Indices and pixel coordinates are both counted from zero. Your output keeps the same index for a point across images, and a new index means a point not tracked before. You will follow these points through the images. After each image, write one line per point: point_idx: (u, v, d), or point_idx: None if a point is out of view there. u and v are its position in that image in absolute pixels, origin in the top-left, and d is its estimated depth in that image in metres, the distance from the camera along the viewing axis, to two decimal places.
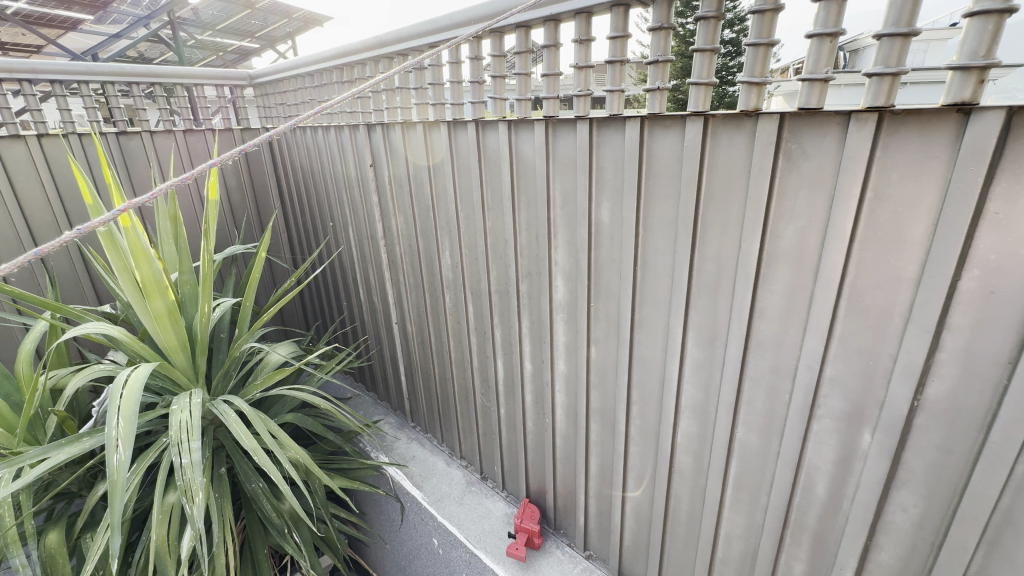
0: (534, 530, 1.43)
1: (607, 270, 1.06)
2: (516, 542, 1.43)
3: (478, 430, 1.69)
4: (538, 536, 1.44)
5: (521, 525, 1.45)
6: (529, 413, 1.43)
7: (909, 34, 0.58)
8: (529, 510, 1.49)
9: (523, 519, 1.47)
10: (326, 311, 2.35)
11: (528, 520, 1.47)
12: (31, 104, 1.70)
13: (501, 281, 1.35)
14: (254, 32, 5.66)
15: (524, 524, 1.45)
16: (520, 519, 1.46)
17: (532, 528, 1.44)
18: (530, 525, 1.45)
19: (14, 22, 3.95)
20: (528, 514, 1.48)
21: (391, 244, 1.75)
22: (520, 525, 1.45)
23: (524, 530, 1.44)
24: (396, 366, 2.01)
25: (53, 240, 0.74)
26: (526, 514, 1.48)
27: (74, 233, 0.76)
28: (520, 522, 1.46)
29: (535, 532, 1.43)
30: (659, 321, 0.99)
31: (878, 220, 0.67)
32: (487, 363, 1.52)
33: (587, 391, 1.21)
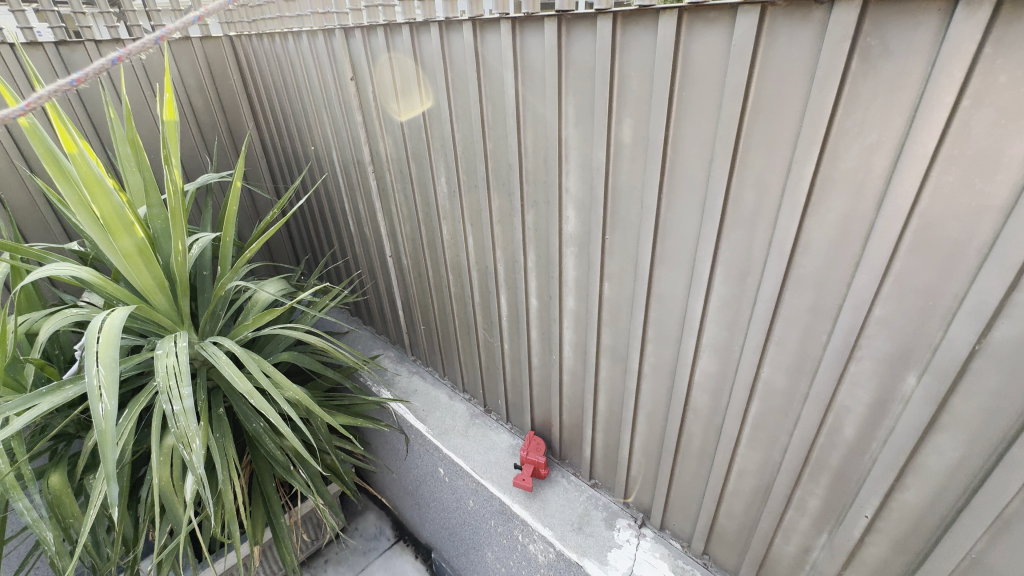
0: (540, 462, 1.44)
1: (626, 198, 0.94)
2: (523, 473, 1.44)
3: (481, 365, 1.65)
4: (544, 466, 1.45)
5: (526, 457, 1.45)
6: (534, 349, 1.38)
7: None
8: (534, 442, 1.49)
9: (528, 451, 1.47)
10: (315, 243, 2.22)
11: (534, 452, 1.47)
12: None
13: (504, 212, 1.24)
14: None
15: (529, 456, 1.46)
16: (525, 451, 1.46)
17: (538, 460, 1.44)
18: (535, 457, 1.45)
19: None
20: (533, 446, 1.48)
21: (380, 170, 1.60)
22: (526, 457, 1.46)
23: (530, 461, 1.45)
24: (393, 301, 1.93)
25: None
26: (531, 446, 1.48)
27: None
28: (525, 454, 1.47)
29: (541, 463, 1.44)
30: (684, 255, 0.89)
31: (970, 135, 0.55)
32: (489, 299, 1.44)
33: (598, 328, 1.14)
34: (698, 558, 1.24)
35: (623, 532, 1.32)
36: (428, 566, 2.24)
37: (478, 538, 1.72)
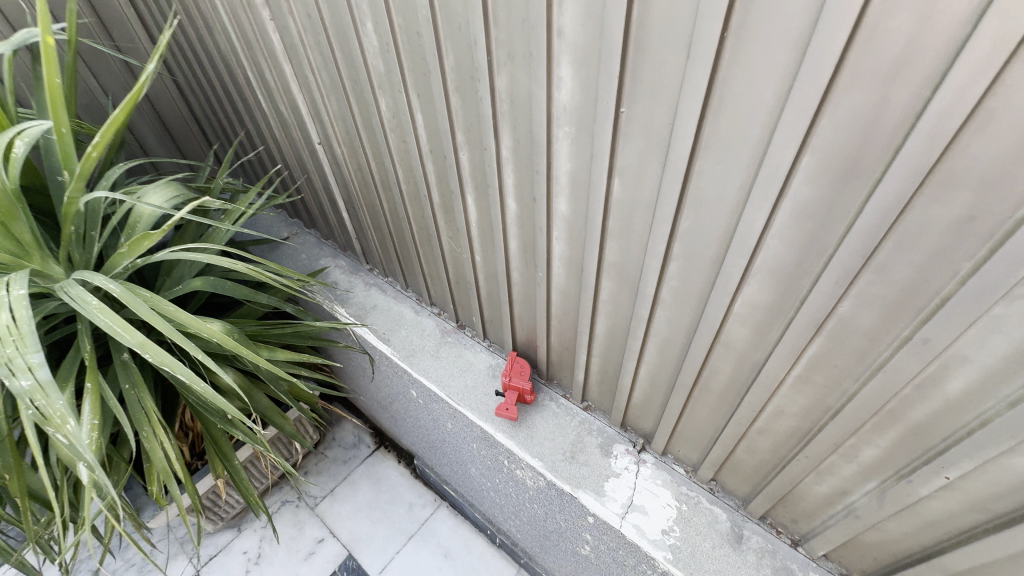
0: (525, 388, 1.25)
1: (661, 43, 0.58)
2: (505, 401, 1.26)
3: (449, 280, 1.36)
4: (530, 393, 1.26)
5: (509, 384, 1.26)
6: (513, 263, 1.09)
7: None
8: (518, 365, 1.28)
9: (510, 376, 1.27)
10: (224, 127, 1.74)
11: (518, 377, 1.27)
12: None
13: (463, 75, 0.84)
14: None
15: (513, 382, 1.26)
16: (507, 377, 1.26)
17: (523, 386, 1.25)
18: (520, 383, 1.26)
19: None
20: (516, 370, 1.28)
21: (282, 16, 1.12)
22: (508, 384, 1.26)
23: (513, 388, 1.26)
24: (334, 202, 1.56)
25: None
26: (514, 370, 1.28)
27: None
28: (507, 379, 1.27)
29: (526, 389, 1.25)
30: (749, 136, 0.57)
31: None
32: (452, 201, 1.10)
33: (600, 242, 0.85)
34: (703, 484, 1.12)
35: (621, 459, 1.18)
36: (412, 471, 2.20)
37: (460, 456, 1.61)
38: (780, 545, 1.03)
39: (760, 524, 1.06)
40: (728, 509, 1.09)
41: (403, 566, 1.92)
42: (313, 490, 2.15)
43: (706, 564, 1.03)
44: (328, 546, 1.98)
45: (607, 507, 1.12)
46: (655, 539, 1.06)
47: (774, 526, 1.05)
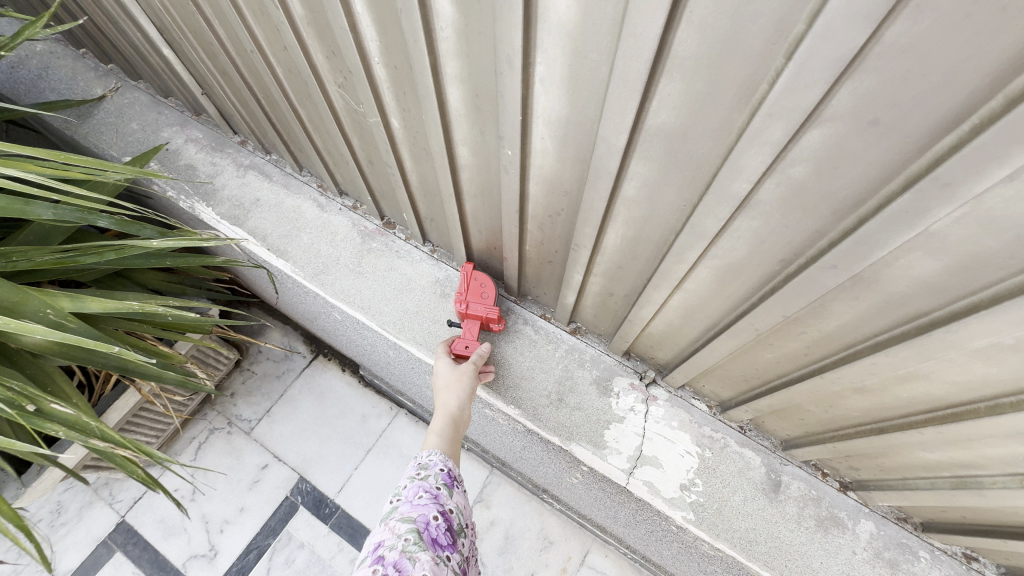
0: (491, 315, 0.85)
1: None
2: (464, 336, 0.87)
3: (355, 162, 0.87)
4: (500, 320, 0.87)
5: (468, 312, 0.86)
6: (457, 132, 0.61)
7: None
8: (478, 283, 0.87)
9: (468, 300, 0.86)
10: None
11: (479, 300, 0.86)
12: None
13: None
14: None
15: (473, 308, 0.86)
16: (464, 301, 0.86)
17: (488, 313, 0.85)
18: (483, 308, 0.86)
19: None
20: (476, 291, 0.86)
21: None
22: (467, 311, 0.86)
23: (475, 316, 0.86)
24: (143, 31, 0.92)
25: None
26: (472, 290, 0.87)
27: None
28: (465, 305, 0.86)
29: (493, 317, 0.86)
30: None
31: None
32: (327, 11, 0.56)
33: (643, 89, 0.40)
34: (732, 422, 0.86)
35: (624, 398, 0.89)
36: (360, 380, 1.91)
37: (411, 382, 1.28)
38: (826, 490, 0.82)
39: (802, 467, 0.83)
40: (763, 450, 0.85)
41: (364, 482, 1.74)
42: (245, 414, 1.84)
43: (737, 522, 0.81)
44: (275, 471, 1.75)
45: (611, 463, 0.85)
46: (673, 497, 0.82)
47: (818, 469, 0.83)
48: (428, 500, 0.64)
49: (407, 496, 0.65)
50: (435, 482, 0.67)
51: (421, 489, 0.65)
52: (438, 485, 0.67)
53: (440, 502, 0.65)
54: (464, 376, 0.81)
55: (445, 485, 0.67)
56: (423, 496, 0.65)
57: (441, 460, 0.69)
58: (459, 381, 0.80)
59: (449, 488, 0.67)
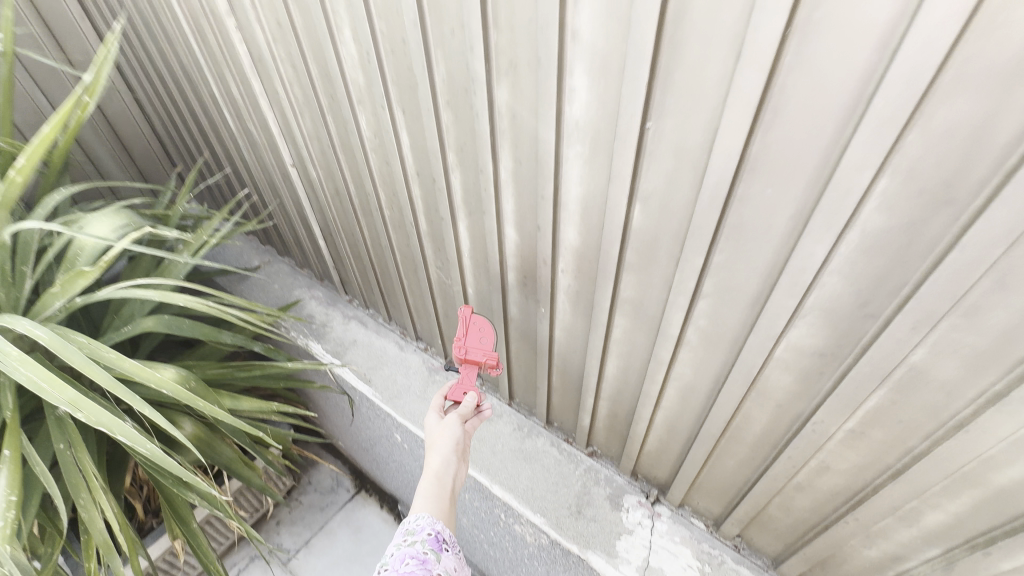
0: (489, 357, 0.87)
1: (696, 50, 0.48)
2: (461, 381, 0.89)
3: (435, 316, 1.24)
4: (498, 364, 0.89)
5: (466, 355, 0.88)
6: (511, 297, 0.97)
7: None
8: (477, 327, 0.90)
9: (466, 343, 0.89)
10: (188, 146, 1.59)
11: (478, 344, 0.89)
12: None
13: (457, 91, 0.73)
14: None
15: (471, 353, 0.89)
16: (463, 345, 0.89)
17: (487, 356, 0.87)
18: (481, 352, 0.88)
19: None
20: (476, 334, 0.90)
21: (251, 30, 1.00)
22: (465, 355, 0.89)
23: (473, 360, 0.89)
24: (309, 229, 1.42)
25: None
26: (472, 335, 0.90)
27: None
28: (464, 348, 0.89)
29: (492, 360, 0.87)
30: (808, 158, 0.48)
31: None
32: (443, 228, 0.98)
33: (616, 277, 0.74)
34: (728, 540, 1.00)
35: (633, 513, 1.06)
36: (396, 517, 2.02)
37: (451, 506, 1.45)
38: None
39: None
40: (757, 569, 0.96)
41: None
42: (285, 543, 1.95)
43: None
44: None
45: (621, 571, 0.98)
46: None
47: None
48: (415, 566, 0.59)
49: (393, 565, 0.60)
50: (422, 547, 0.62)
51: (408, 556, 0.60)
52: (426, 550, 0.61)
53: (428, 568, 0.59)
54: (451, 430, 0.79)
55: (432, 548, 0.62)
56: (410, 562, 0.59)
57: (428, 522, 0.64)
58: (445, 437, 0.78)
59: (437, 552, 0.61)
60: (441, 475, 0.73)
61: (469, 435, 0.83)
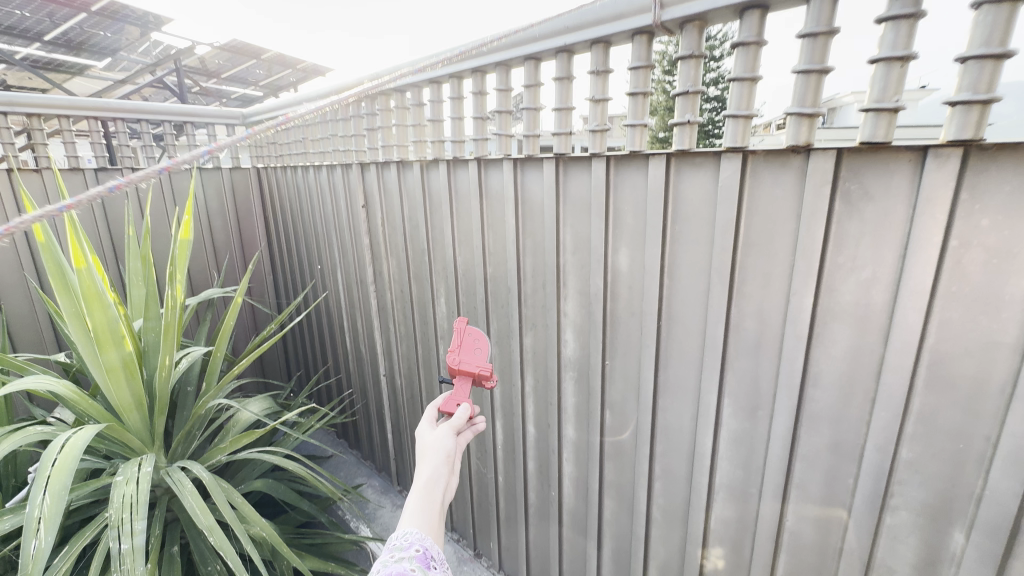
0: (484, 371, 0.79)
1: (625, 325, 0.92)
2: (453, 393, 0.78)
3: (471, 501, 1.47)
4: (493, 379, 0.80)
5: (458, 367, 0.79)
6: (530, 483, 1.25)
7: (989, 101, 0.50)
8: (472, 340, 0.83)
9: (459, 356, 0.81)
10: (307, 357, 2.16)
11: (471, 356, 0.81)
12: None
13: (501, 334, 1.20)
14: (234, 76, 5.77)
15: (463, 364, 0.80)
16: (456, 355, 0.81)
17: (481, 368, 0.79)
18: (474, 364, 0.80)
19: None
20: (470, 346, 0.82)
21: (381, 290, 1.61)
22: (457, 366, 0.80)
23: (466, 372, 0.80)
24: (382, 424, 1.82)
25: None
26: (466, 346, 0.82)
27: None
28: (456, 360, 0.81)
29: (486, 374, 0.79)
30: (689, 383, 0.85)
31: (964, 275, 0.56)
32: (483, 424, 1.35)
33: (600, 463, 1.05)
34: None
35: None
36: None
37: None
38: None
39: None
40: None
41: None
42: None
43: None
44: None
45: None
46: None
47: (706, 561, 0.91)
48: None
49: None
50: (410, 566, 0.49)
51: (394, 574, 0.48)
52: (413, 568, 0.49)
53: None
54: (443, 441, 0.66)
55: (421, 567, 0.49)
56: None
57: (417, 538, 0.52)
58: (439, 442, 0.66)
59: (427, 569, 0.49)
60: (428, 488, 0.59)
61: (461, 451, 0.69)
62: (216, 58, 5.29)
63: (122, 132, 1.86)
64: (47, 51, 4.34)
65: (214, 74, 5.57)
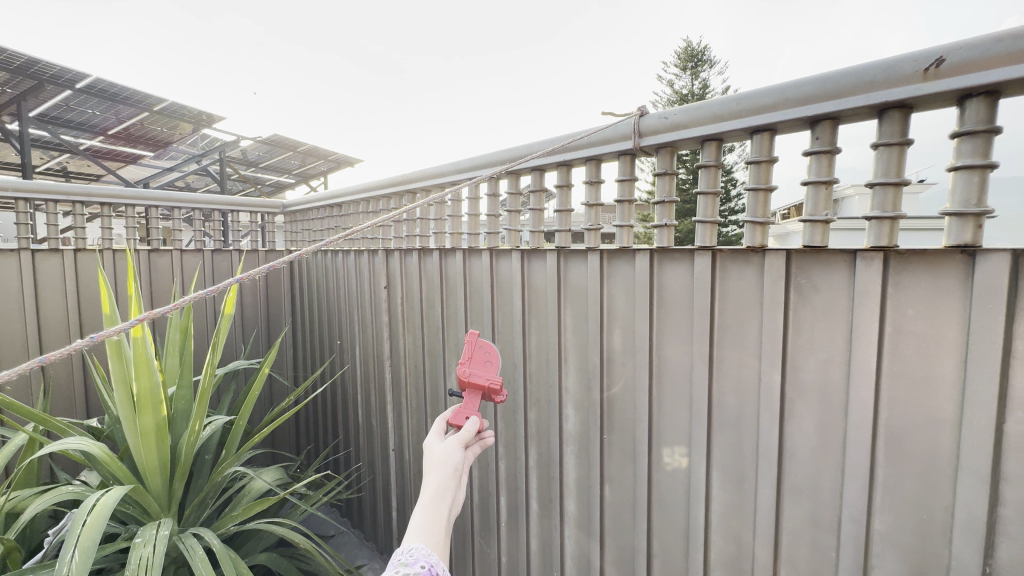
0: (492, 384, 0.78)
1: (620, 400, 1.00)
2: (463, 407, 0.78)
3: (474, 564, 1.43)
4: (503, 394, 0.79)
5: (467, 379, 0.80)
6: (533, 564, 1.24)
7: (895, 217, 0.63)
8: (483, 353, 0.82)
9: (469, 369, 0.81)
10: (318, 431, 2.21)
11: (481, 370, 0.81)
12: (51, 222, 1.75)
13: (507, 409, 1.28)
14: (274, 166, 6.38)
15: (473, 377, 0.80)
16: (466, 368, 0.81)
17: (490, 381, 0.79)
18: (484, 378, 0.80)
19: (53, 128, 4.22)
20: (480, 359, 0.82)
21: (396, 365, 1.71)
22: (467, 379, 0.80)
23: (475, 386, 0.80)
24: (387, 502, 1.82)
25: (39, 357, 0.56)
26: (476, 360, 0.82)
27: (73, 344, 0.59)
28: (466, 372, 0.81)
29: (495, 388, 0.78)
30: (679, 456, 0.91)
31: (902, 357, 0.65)
32: (488, 500, 1.37)
33: (601, 540, 1.07)
34: None
35: None
36: None
37: None
38: None
39: None
40: None
41: None
42: None
43: None
44: None
45: None
46: None
47: (667, 462, 0.93)
48: None
49: None
50: None
51: None
52: None
53: None
54: (451, 454, 0.64)
55: None
56: None
57: (423, 552, 0.51)
58: (446, 455, 0.64)
59: None
60: (435, 500, 0.58)
61: (469, 465, 0.67)
62: (256, 150, 5.87)
63: (178, 219, 2.11)
64: (109, 143, 4.88)
65: (253, 163, 6.14)
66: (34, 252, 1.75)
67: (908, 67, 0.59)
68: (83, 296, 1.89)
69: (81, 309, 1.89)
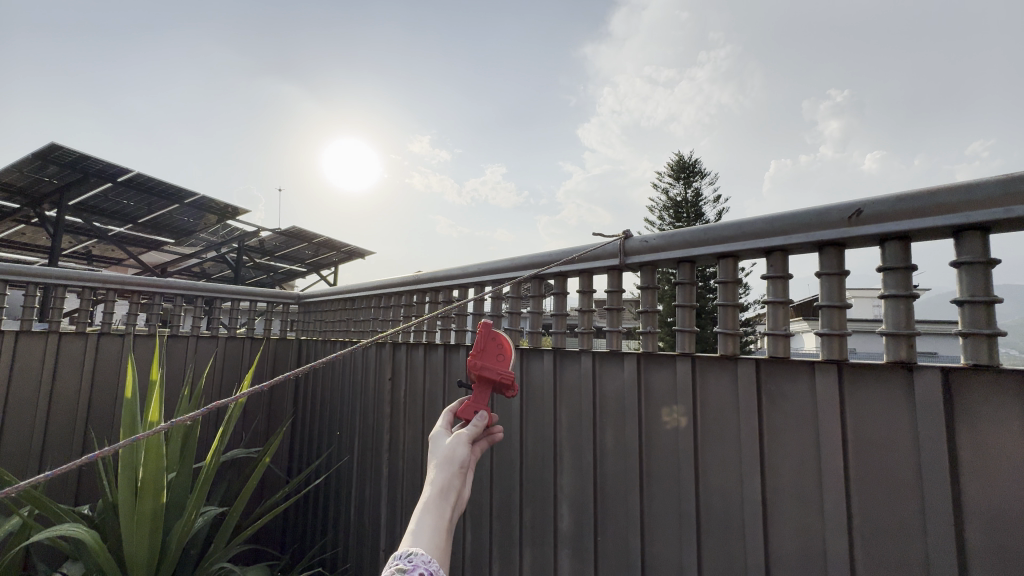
0: (506, 379, 0.78)
1: (613, 499, 1.03)
2: (472, 400, 0.76)
3: None
4: (514, 389, 0.79)
5: (480, 373, 0.77)
6: None
7: (841, 334, 0.74)
8: (494, 345, 0.81)
9: (481, 362, 0.79)
10: (307, 529, 2.13)
11: (494, 363, 0.80)
12: (82, 308, 1.87)
13: (503, 507, 1.28)
14: (290, 256, 6.71)
15: (485, 371, 0.78)
16: (478, 361, 0.79)
17: (503, 377, 0.78)
18: (496, 372, 0.78)
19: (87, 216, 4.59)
20: (492, 353, 0.81)
21: (394, 457, 1.71)
22: (479, 372, 0.78)
23: (486, 380, 0.78)
24: None
25: (119, 441, 0.58)
26: (488, 353, 0.80)
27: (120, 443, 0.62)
28: (477, 365, 0.79)
29: (508, 382, 0.78)
30: (671, 561, 0.92)
31: (867, 463, 0.71)
32: None
33: None
34: None
35: None
36: None
37: None
38: None
39: None
40: None
41: None
42: None
43: None
44: None
45: None
46: None
47: (666, 422, 0.94)
48: None
49: None
50: None
51: None
52: None
53: None
54: (456, 448, 0.63)
55: None
56: None
57: (424, 559, 0.50)
58: (446, 449, 0.63)
59: None
60: (439, 499, 0.58)
61: (475, 459, 0.68)
62: (272, 240, 6.22)
63: (201, 308, 2.25)
64: (137, 231, 5.23)
65: (269, 252, 6.48)
66: (62, 334, 1.87)
67: (835, 215, 0.73)
68: (97, 377, 1.94)
69: (93, 390, 1.93)
